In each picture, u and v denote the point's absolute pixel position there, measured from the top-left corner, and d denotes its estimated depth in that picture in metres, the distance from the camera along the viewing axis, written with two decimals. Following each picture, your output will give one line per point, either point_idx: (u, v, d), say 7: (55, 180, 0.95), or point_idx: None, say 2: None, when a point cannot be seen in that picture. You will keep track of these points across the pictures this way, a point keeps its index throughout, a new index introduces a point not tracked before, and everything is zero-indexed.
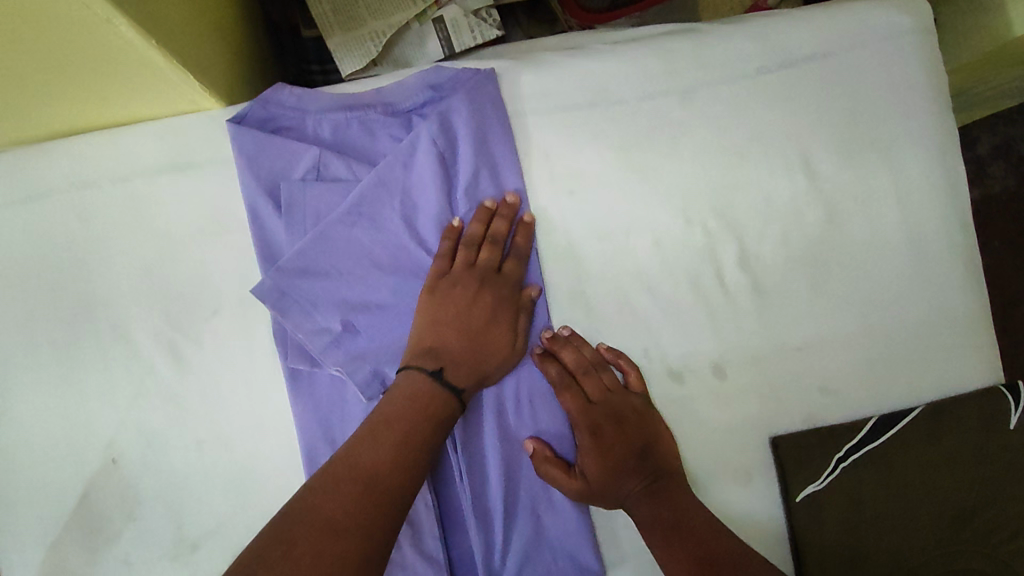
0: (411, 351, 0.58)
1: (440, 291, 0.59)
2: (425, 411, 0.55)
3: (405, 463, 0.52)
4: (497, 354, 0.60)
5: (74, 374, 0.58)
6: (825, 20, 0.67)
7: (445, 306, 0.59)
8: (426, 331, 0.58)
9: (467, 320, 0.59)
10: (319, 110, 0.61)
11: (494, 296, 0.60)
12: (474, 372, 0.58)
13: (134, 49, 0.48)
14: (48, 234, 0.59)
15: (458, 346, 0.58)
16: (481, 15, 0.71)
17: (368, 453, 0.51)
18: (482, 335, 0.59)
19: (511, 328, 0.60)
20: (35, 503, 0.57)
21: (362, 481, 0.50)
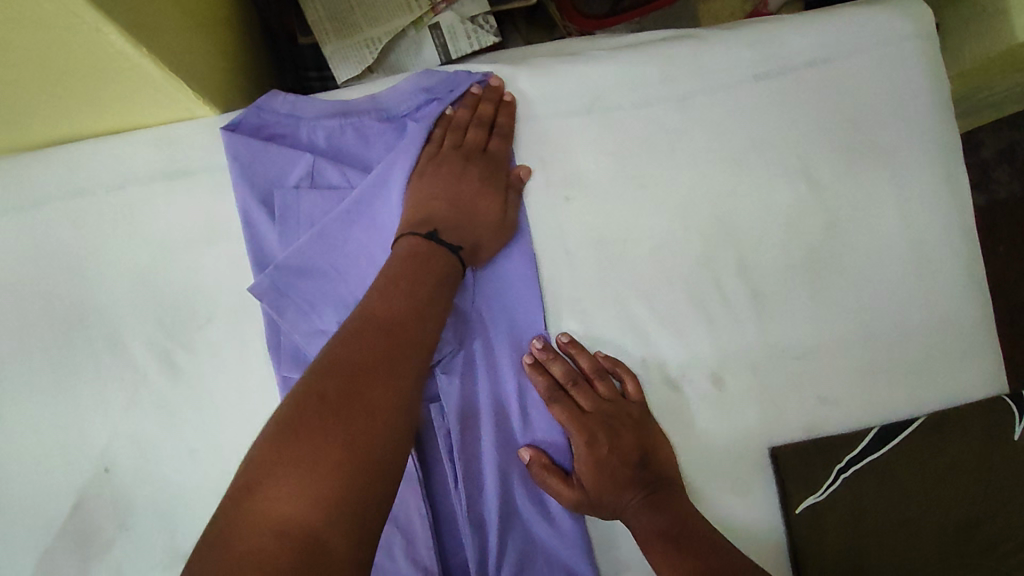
0: (406, 222, 0.59)
1: (430, 169, 0.61)
2: (425, 274, 0.55)
3: (416, 352, 0.50)
4: (488, 225, 0.61)
5: (67, 381, 0.58)
6: (824, 25, 0.67)
7: (434, 181, 0.60)
8: (419, 204, 0.59)
9: (459, 194, 0.60)
10: (313, 117, 0.61)
11: (482, 169, 0.62)
12: (465, 239, 0.59)
13: (126, 57, 0.47)
14: (42, 242, 0.59)
15: (447, 214, 0.59)
16: (478, 21, 0.71)
17: (377, 339, 0.49)
18: (474, 206, 0.60)
19: (500, 203, 0.61)
20: (27, 513, 0.56)
21: (373, 366, 0.47)
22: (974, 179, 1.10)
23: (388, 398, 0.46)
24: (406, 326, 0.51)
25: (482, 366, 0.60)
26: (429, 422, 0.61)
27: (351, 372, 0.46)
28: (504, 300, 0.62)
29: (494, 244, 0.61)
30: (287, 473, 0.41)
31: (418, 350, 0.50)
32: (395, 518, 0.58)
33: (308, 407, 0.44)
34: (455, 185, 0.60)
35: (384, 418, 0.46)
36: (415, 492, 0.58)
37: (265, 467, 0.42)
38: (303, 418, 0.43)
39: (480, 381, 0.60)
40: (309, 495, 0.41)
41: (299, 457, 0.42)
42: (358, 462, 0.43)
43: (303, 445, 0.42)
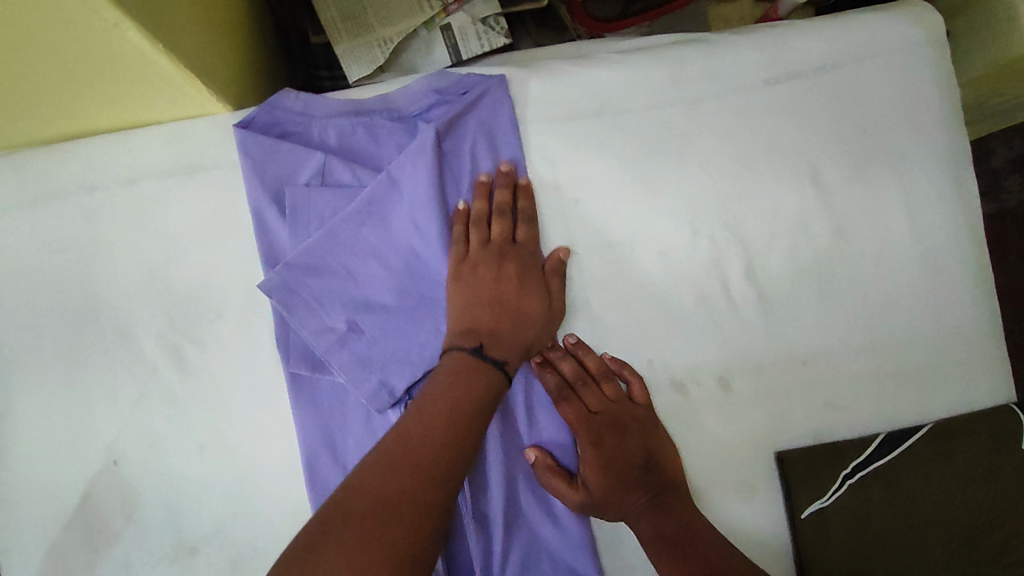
0: (451, 337, 0.57)
1: (466, 273, 0.59)
2: (474, 387, 0.54)
3: (453, 453, 0.51)
4: (530, 316, 0.59)
5: (77, 374, 0.58)
6: (834, 31, 0.67)
7: (472, 288, 0.58)
8: (463, 316, 0.58)
9: (500, 306, 0.58)
10: (326, 116, 0.61)
11: (516, 265, 0.60)
12: (513, 349, 0.57)
13: (142, 54, 0.48)
14: (56, 235, 0.59)
15: (492, 323, 0.57)
16: (489, 23, 0.71)
17: (418, 443, 0.51)
18: (515, 306, 0.59)
19: (541, 299, 0.60)
20: (37, 502, 0.57)
21: (423, 460, 0.50)
22: (983, 187, 1.10)
23: (421, 505, 0.48)
24: (445, 424, 0.52)
25: None
26: None
27: (388, 476, 0.48)
28: None
29: (540, 337, 0.59)
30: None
31: (455, 451, 0.51)
32: None
33: (348, 516, 0.46)
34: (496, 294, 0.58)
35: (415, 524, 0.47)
36: None
37: (303, 566, 0.44)
38: (340, 529, 0.46)
39: None
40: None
41: (334, 563, 0.44)
42: (389, 572, 0.44)
43: (338, 548, 0.45)
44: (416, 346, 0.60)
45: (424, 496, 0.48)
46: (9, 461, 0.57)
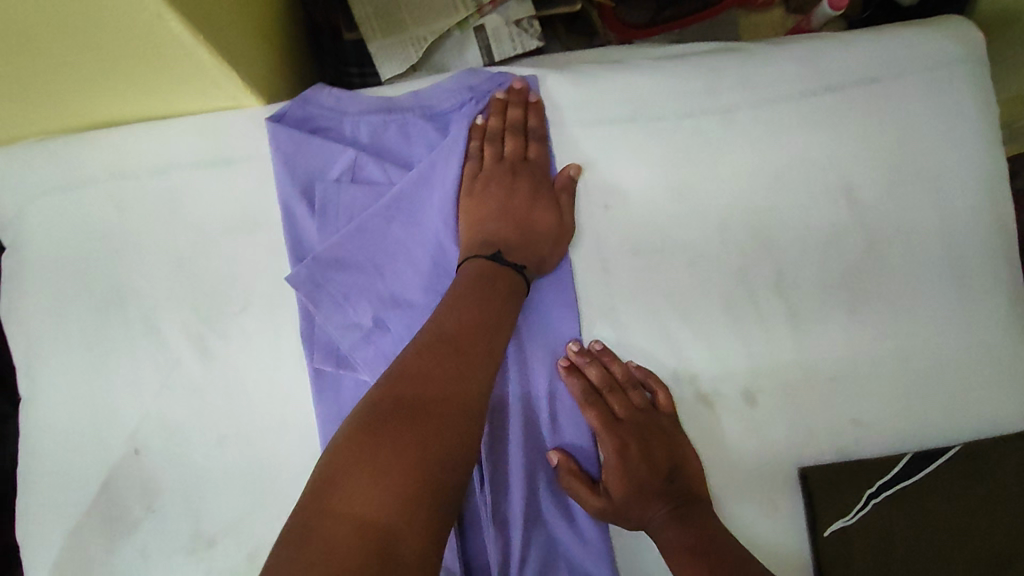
0: (467, 248, 0.60)
1: (478, 188, 0.61)
2: (495, 284, 0.56)
3: (487, 377, 0.52)
4: (544, 227, 0.61)
5: (103, 361, 0.59)
6: (871, 45, 0.66)
7: (486, 202, 0.61)
8: (478, 229, 0.60)
9: (511, 216, 0.60)
10: (359, 112, 0.61)
11: (529, 178, 0.62)
12: (528, 257, 0.59)
13: (182, 44, 0.48)
14: (88, 222, 0.60)
15: (508, 235, 0.60)
16: (523, 25, 0.70)
17: (452, 362, 0.51)
18: (528, 216, 0.61)
19: (552, 208, 0.61)
20: (59, 487, 0.58)
21: (431, 381, 0.49)
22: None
23: (459, 420, 0.48)
24: (478, 348, 0.52)
25: (515, 369, 0.60)
26: None
27: (428, 389, 0.48)
28: (535, 298, 0.62)
29: (554, 247, 0.61)
30: (365, 477, 0.43)
31: (488, 375, 0.52)
32: None
33: (361, 439, 0.45)
34: (506, 205, 0.61)
35: (454, 438, 0.47)
36: None
37: (346, 466, 0.44)
38: (368, 438, 0.45)
39: (510, 383, 0.60)
40: (381, 499, 0.43)
41: (378, 463, 0.44)
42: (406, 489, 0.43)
43: (378, 451, 0.44)
44: None
45: (460, 414, 0.49)
46: (34, 444, 0.58)
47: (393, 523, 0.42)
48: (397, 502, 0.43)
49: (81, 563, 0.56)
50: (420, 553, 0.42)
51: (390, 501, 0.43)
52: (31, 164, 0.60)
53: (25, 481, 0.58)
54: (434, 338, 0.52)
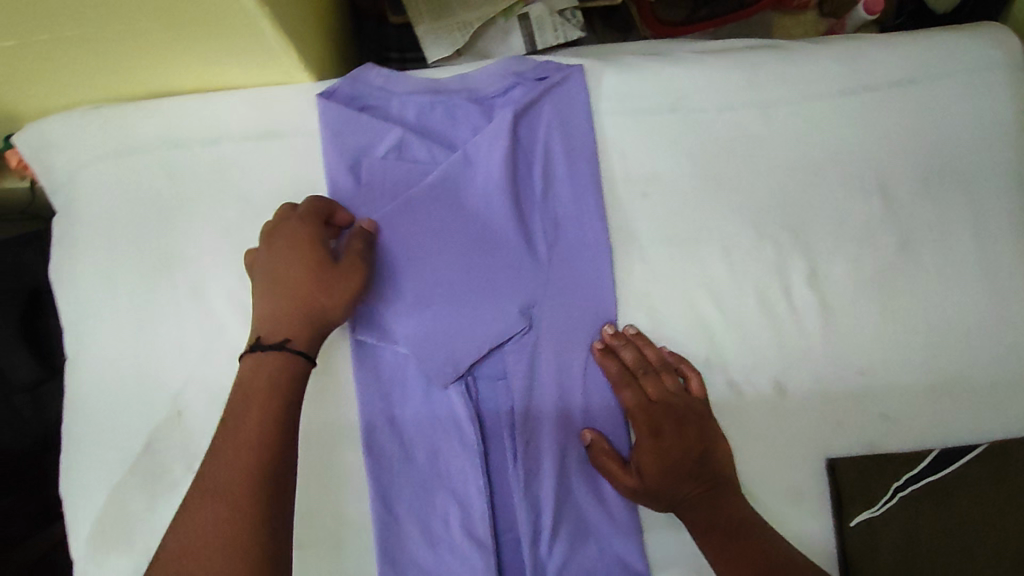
0: (272, 326, 0.55)
1: (279, 255, 0.56)
2: (257, 382, 0.52)
3: (217, 507, 0.47)
4: (325, 288, 0.55)
5: (148, 324, 0.60)
6: (911, 46, 0.67)
7: (286, 276, 0.56)
8: (282, 306, 0.55)
9: (293, 290, 0.55)
10: (406, 92, 0.63)
11: (288, 234, 0.57)
12: (312, 328, 0.55)
13: (249, 18, 0.50)
14: (139, 188, 0.61)
15: (300, 313, 0.55)
16: (566, 15, 0.71)
17: (193, 516, 0.47)
18: (314, 283, 0.55)
19: (320, 257, 0.56)
20: (103, 445, 0.59)
21: (232, 469, 0.48)
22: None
23: (213, 573, 0.45)
24: (224, 483, 0.48)
25: (552, 348, 0.61)
26: (493, 399, 0.62)
27: (178, 563, 0.45)
28: (573, 280, 0.63)
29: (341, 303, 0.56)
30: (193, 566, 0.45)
31: (227, 503, 0.47)
32: (453, 488, 0.60)
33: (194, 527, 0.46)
34: (285, 272, 0.56)
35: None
36: (474, 464, 0.60)
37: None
38: (202, 526, 0.46)
39: (545, 363, 0.61)
40: None
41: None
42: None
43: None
44: (481, 324, 0.61)
45: (211, 562, 0.45)
46: (80, 402, 0.60)
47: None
48: None
49: (122, 520, 0.58)
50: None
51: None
52: (87, 130, 0.61)
53: (70, 437, 0.60)
54: (190, 500, 0.48)
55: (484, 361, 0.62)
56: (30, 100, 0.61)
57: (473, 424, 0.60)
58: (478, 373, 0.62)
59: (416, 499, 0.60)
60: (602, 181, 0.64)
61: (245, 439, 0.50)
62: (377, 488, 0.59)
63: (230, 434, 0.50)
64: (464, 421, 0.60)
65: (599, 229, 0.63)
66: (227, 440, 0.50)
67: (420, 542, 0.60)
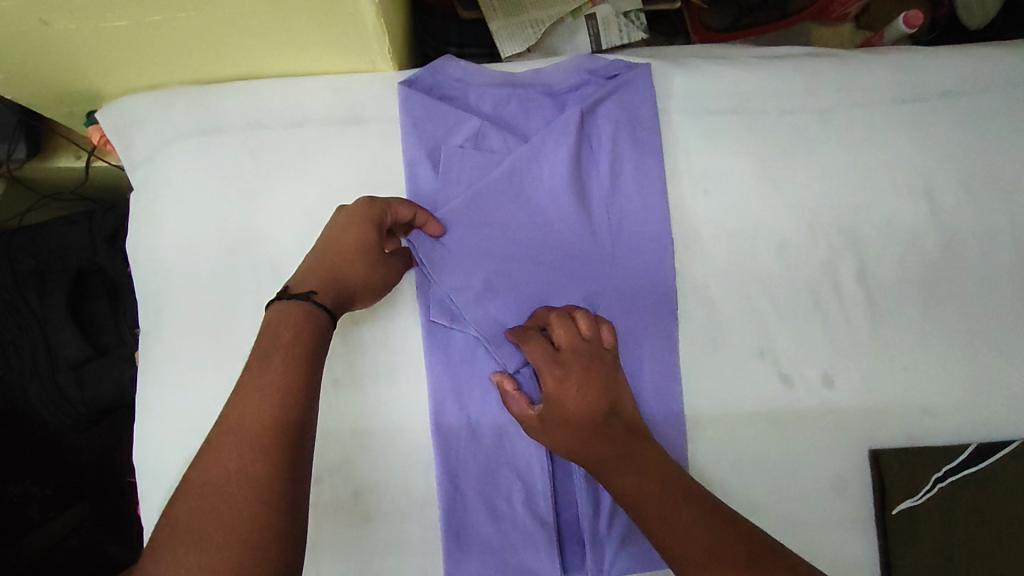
0: (301, 282, 0.54)
1: (337, 230, 0.57)
2: (278, 335, 0.50)
3: (237, 450, 0.44)
4: (362, 274, 0.57)
5: (226, 299, 0.62)
6: (958, 60, 0.71)
7: (334, 247, 0.56)
8: (318, 271, 0.55)
9: (334, 262, 0.56)
10: (483, 85, 0.65)
11: (355, 218, 0.57)
12: (334, 300, 0.55)
13: (357, 8, 0.52)
14: (221, 167, 0.63)
15: (330, 281, 0.55)
16: (630, 17, 0.75)
17: (210, 458, 0.44)
18: (351, 265, 0.56)
19: (369, 237, 0.57)
20: (177, 415, 0.60)
21: (252, 412, 0.45)
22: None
23: (227, 512, 0.42)
24: (246, 423, 0.45)
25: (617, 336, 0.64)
26: None
27: (190, 500, 0.42)
28: (637, 270, 0.65)
29: (364, 291, 0.58)
30: (206, 508, 0.42)
31: (248, 444, 0.44)
32: (516, 468, 0.61)
33: (210, 468, 0.43)
34: (341, 248, 0.56)
35: (221, 535, 0.41)
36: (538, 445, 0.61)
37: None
38: (218, 465, 0.43)
39: None
40: (234, 531, 0.41)
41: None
42: (242, 519, 0.41)
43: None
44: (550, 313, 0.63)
45: (225, 502, 0.42)
46: (155, 373, 0.61)
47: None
48: (236, 531, 0.41)
49: None
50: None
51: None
52: (173, 108, 0.63)
53: (145, 407, 0.61)
54: (208, 442, 0.45)
55: None
56: (116, 79, 0.62)
57: None
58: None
59: (481, 478, 0.61)
60: (666, 178, 0.67)
61: (265, 383, 0.47)
62: (444, 465, 0.61)
63: (251, 379, 0.48)
64: None
65: (663, 223, 0.66)
66: (250, 385, 0.47)
67: (484, 519, 0.61)
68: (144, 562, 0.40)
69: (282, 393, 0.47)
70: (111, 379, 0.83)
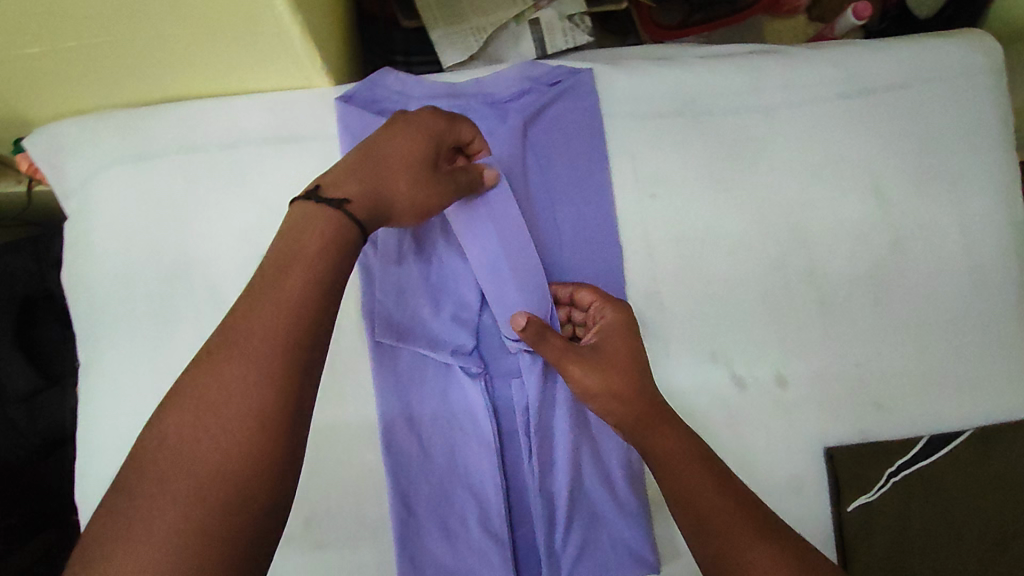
0: (347, 181, 0.49)
1: (390, 137, 0.52)
2: (304, 243, 0.45)
3: (238, 368, 0.39)
4: (412, 189, 0.53)
5: (166, 327, 0.60)
6: (904, 53, 0.70)
7: (384, 153, 0.52)
8: (366, 174, 0.50)
9: (380, 167, 0.51)
10: (422, 97, 0.64)
11: (411, 130, 0.53)
12: (377, 207, 0.50)
13: (279, 26, 0.50)
14: (155, 193, 0.61)
15: (375, 186, 0.50)
16: (575, 20, 0.73)
17: (208, 369, 0.39)
18: (398, 175, 0.52)
19: (422, 151, 0.53)
20: (121, 447, 0.59)
21: (259, 327, 0.41)
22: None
23: (221, 436, 0.38)
24: (250, 340, 0.40)
25: None
26: (509, 397, 0.63)
27: (178, 415, 0.38)
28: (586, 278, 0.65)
29: (408, 208, 0.53)
30: (199, 428, 0.38)
31: (254, 363, 0.40)
32: (469, 485, 0.62)
33: (209, 381, 0.39)
34: (393, 156, 0.52)
35: (210, 462, 0.37)
36: (490, 461, 0.62)
37: (104, 541, 0.36)
38: (216, 379, 0.39)
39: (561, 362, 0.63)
40: (228, 458, 0.38)
41: (143, 524, 0.36)
42: (241, 447, 0.38)
43: (145, 494, 0.36)
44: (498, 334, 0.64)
45: (223, 427, 0.38)
46: (97, 405, 0.60)
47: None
48: (232, 460, 0.38)
49: None
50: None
51: (163, 560, 0.35)
52: (102, 132, 0.61)
53: (87, 440, 0.60)
54: (207, 350, 0.40)
55: (494, 359, 0.64)
56: (41, 106, 0.60)
57: (490, 422, 0.62)
58: (487, 355, 0.64)
59: (434, 497, 0.61)
60: (612, 185, 0.67)
61: (278, 297, 0.42)
62: (396, 487, 0.60)
63: (263, 288, 0.43)
64: (481, 419, 0.62)
65: (609, 230, 0.66)
66: (263, 294, 0.42)
67: (439, 539, 0.61)
68: (125, 467, 0.37)
69: (294, 311, 0.42)
70: (66, 408, 0.80)
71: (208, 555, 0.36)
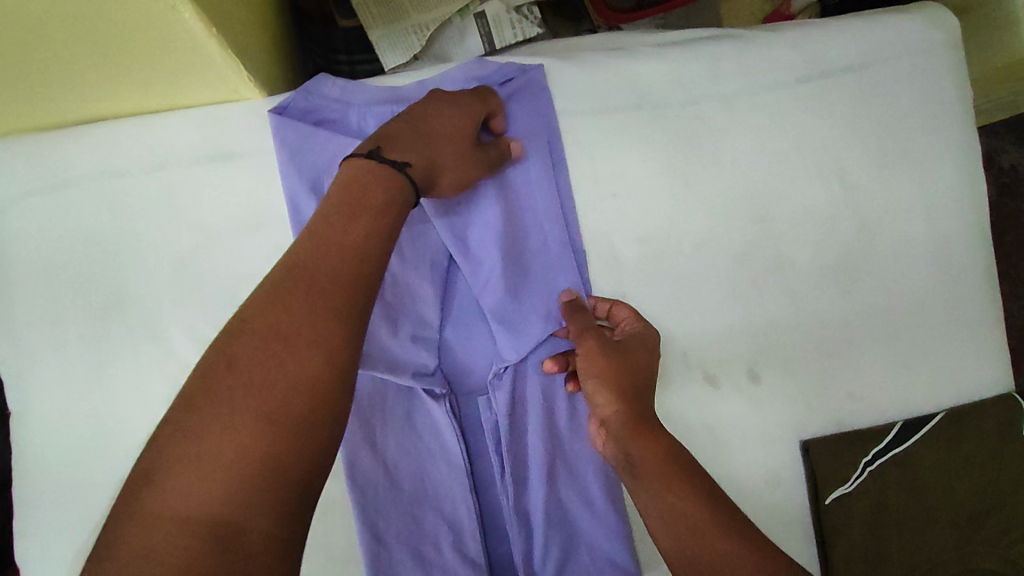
0: (400, 146, 0.51)
1: (441, 113, 0.55)
2: (372, 194, 0.47)
3: (310, 304, 0.41)
4: (458, 159, 0.55)
5: (100, 368, 0.56)
6: (861, 32, 0.68)
7: (435, 125, 0.54)
8: (419, 142, 0.53)
9: (432, 138, 0.54)
10: (363, 104, 0.60)
11: (458, 109, 0.56)
12: (426, 172, 0.52)
13: (192, 38, 0.46)
14: (78, 225, 0.57)
15: (426, 155, 0.53)
16: (522, 12, 0.71)
17: (282, 301, 0.41)
18: (446, 147, 0.54)
19: (467, 129, 0.56)
20: (61, 502, 0.55)
21: (330, 269, 0.43)
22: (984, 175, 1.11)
23: (289, 368, 0.39)
24: (316, 277, 0.42)
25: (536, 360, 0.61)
26: (475, 415, 0.63)
27: (252, 340, 0.39)
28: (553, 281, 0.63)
29: (455, 178, 0.56)
30: (267, 357, 0.39)
31: (324, 302, 0.42)
32: (442, 511, 0.60)
33: (279, 313, 0.41)
34: (444, 127, 0.55)
35: (281, 392, 0.38)
36: (461, 483, 0.60)
37: (169, 459, 0.36)
38: (286, 310, 0.41)
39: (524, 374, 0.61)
40: (296, 387, 0.39)
41: (209, 445, 0.36)
42: (310, 383, 0.39)
43: (210, 419, 0.37)
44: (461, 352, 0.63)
45: (293, 357, 0.40)
46: (30, 460, 0.56)
47: (234, 513, 0.35)
48: (298, 391, 0.39)
49: None
50: (265, 535, 0.36)
51: (233, 476, 0.36)
52: (13, 163, 0.56)
53: (21, 497, 0.56)
54: (274, 282, 0.42)
55: (458, 378, 0.63)
56: None
57: (459, 443, 0.60)
58: (451, 375, 0.63)
59: (405, 526, 0.58)
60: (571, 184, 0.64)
61: (346, 243, 0.44)
62: (363, 519, 0.57)
63: (330, 229, 0.45)
64: (450, 441, 0.60)
65: (572, 232, 0.64)
66: (333, 238, 0.44)
67: (414, 570, 0.58)
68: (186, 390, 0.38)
69: (362, 260, 0.45)
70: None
71: (271, 477, 0.37)
